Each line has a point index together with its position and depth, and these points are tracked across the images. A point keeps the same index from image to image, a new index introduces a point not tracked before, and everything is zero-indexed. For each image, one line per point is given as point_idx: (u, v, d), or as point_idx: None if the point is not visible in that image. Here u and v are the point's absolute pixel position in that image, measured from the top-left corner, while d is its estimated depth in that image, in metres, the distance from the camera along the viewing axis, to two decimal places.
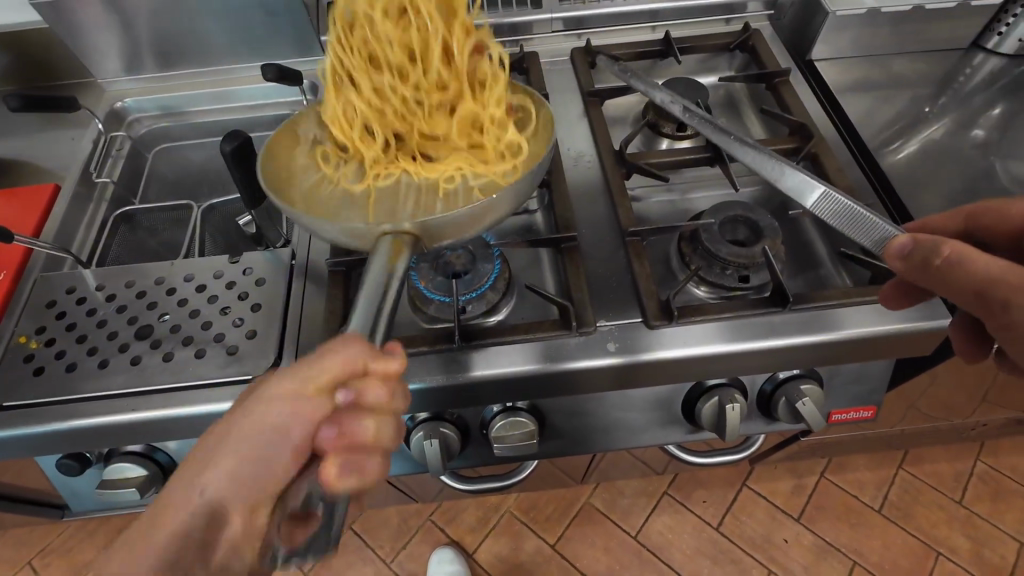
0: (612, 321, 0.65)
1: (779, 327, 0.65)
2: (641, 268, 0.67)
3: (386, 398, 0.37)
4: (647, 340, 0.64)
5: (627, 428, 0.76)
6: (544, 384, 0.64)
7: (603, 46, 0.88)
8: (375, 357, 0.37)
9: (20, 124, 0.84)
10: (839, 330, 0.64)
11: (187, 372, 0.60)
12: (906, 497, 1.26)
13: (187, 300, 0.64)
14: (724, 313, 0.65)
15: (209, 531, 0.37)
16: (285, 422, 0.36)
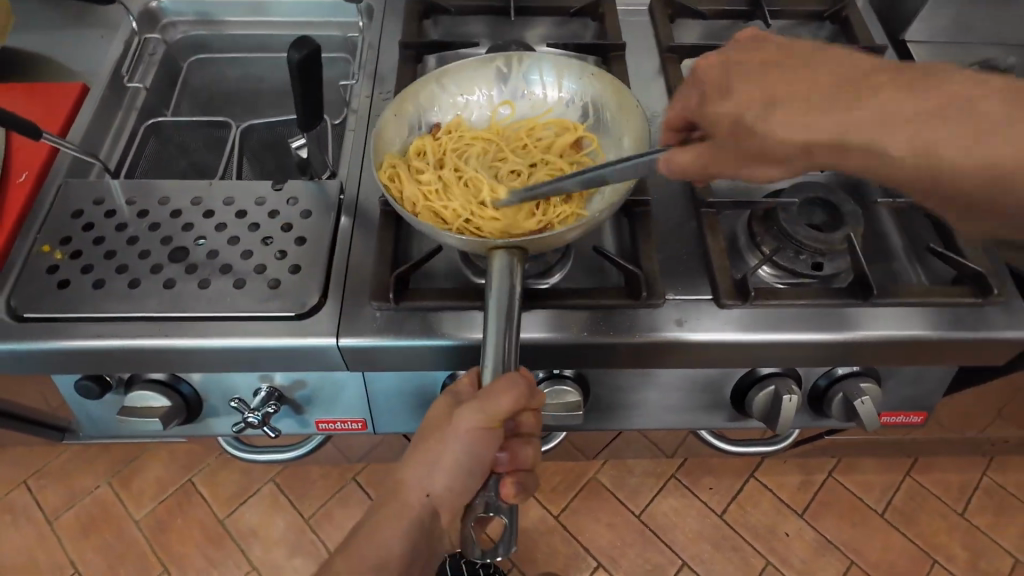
0: (680, 295, 0.61)
1: (852, 319, 0.61)
2: (714, 242, 0.63)
3: (535, 426, 0.49)
4: (714, 318, 0.60)
5: (668, 408, 0.73)
6: (599, 354, 0.60)
7: (685, 0, 0.82)
8: (532, 396, 0.45)
9: (44, 14, 0.76)
10: (913, 329, 0.61)
11: (224, 303, 0.55)
12: (911, 504, 1.26)
13: (226, 225, 0.59)
14: (798, 300, 0.61)
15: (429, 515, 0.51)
16: (471, 453, 0.47)
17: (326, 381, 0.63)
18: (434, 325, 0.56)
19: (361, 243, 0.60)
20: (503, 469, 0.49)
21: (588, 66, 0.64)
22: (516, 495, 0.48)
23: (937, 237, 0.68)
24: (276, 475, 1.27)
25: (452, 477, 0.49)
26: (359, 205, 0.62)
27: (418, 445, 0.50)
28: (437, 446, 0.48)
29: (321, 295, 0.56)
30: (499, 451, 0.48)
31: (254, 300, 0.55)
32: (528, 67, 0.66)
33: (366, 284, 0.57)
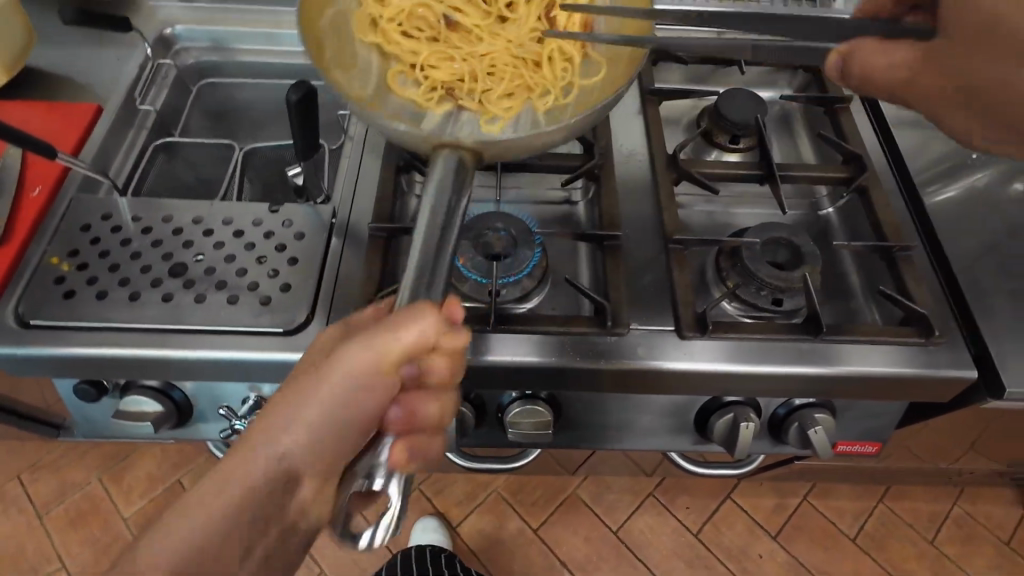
0: (644, 325, 0.65)
1: (806, 354, 0.65)
2: (680, 276, 0.67)
3: (447, 375, 0.45)
4: (676, 348, 0.64)
5: (636, 430, 0.77)
6: (567, 377, 0.64)
7: (668, 44, 0.86)
8: (444, 333, 0.41)
9: (65, 36, 0.81)
10: (863, 366, 0.65)
11: (219, 317, 0.59)
12: (882, 530, 1.29)
13: (224, 243, 0.64)
14: (756, 333, 0.65)
15: (276, 493, 0.40)
16: (354, 390, 0.41)
17: None
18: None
19: (350, 265, 0.64)
20: (395, 429, 0.44)
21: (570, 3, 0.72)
22: (407, 463, 0.42)
23: (891, 279, 0.73)
24: None
25: (313, 451, 0.41)
26: (350, 229, 0.66)
27: (291, 380, 0.43)
28: (312, 381, 0.41)
29: (310, 313, 0.61)
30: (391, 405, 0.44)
31: (246, 316, 0.60)
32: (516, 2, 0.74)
33: (351, 304, 0.62)
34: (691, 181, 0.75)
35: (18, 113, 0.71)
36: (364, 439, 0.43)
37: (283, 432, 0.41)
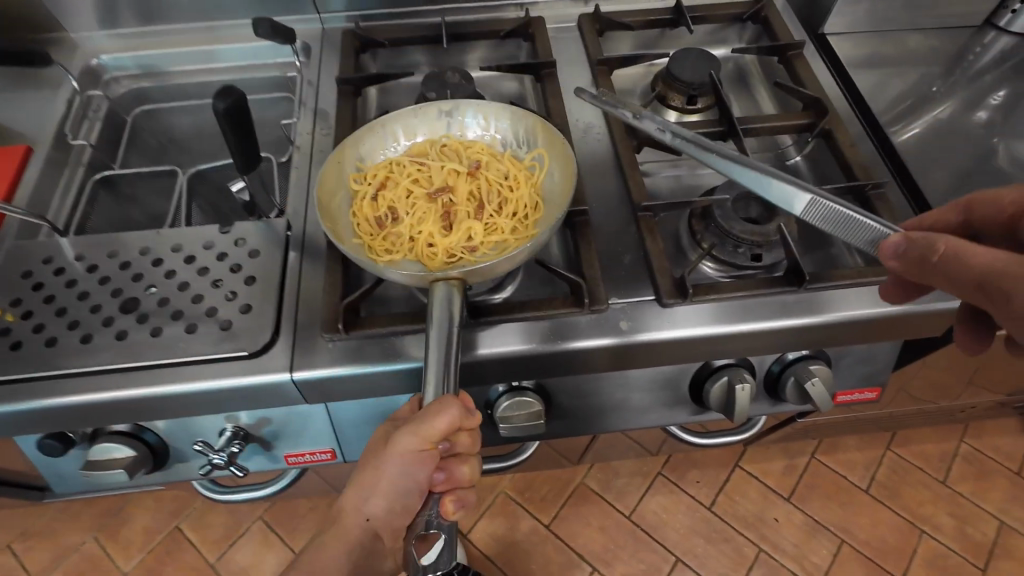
0: (624, 299, 0.63)
1: (791, 306, 0.63)
2: (653, 244, 0.65)
3: (472, 442, 0.50)
4: (658, 317, 0.62)
5: (631, 409, 0.75)
6: (552, 364, 0.62)
7: (613, 13, 0.84)
8: (464, 417, 0.46)
9: None
10: (849, 310, 0.63)
11: (177, 349, 0.56)
12: (894, 478, 1.28)
13: (176, 272, 0.61)
14: (738, 292, 0.63)
15: (374, 543, 0.54)
16: (404, 476, 0.48)
17: (290, 416, 0.64)
18: (395, 349, 0.57)
19: (312, 276, 0.61)
20: (441, 489, 0.49)
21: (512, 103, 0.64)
22: (455, 512, 0.48)
23: None
24: (265, 512, 1.26)
25: (385, 489, 0.49)
26: (307, 240, 0.63)
27: (358, 475, 0.51)
28: (374, 472, 0.49)
29: (274, 332, 0.58)
30: (435, 470, 0.48)
31: (206, 344, 0.57)
32: (449, 117, 0.65)
33: (316, 315, 0.59)
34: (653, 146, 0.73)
35: None
36: (421, 501, 0.50)
37: (365, 489, 0.50)
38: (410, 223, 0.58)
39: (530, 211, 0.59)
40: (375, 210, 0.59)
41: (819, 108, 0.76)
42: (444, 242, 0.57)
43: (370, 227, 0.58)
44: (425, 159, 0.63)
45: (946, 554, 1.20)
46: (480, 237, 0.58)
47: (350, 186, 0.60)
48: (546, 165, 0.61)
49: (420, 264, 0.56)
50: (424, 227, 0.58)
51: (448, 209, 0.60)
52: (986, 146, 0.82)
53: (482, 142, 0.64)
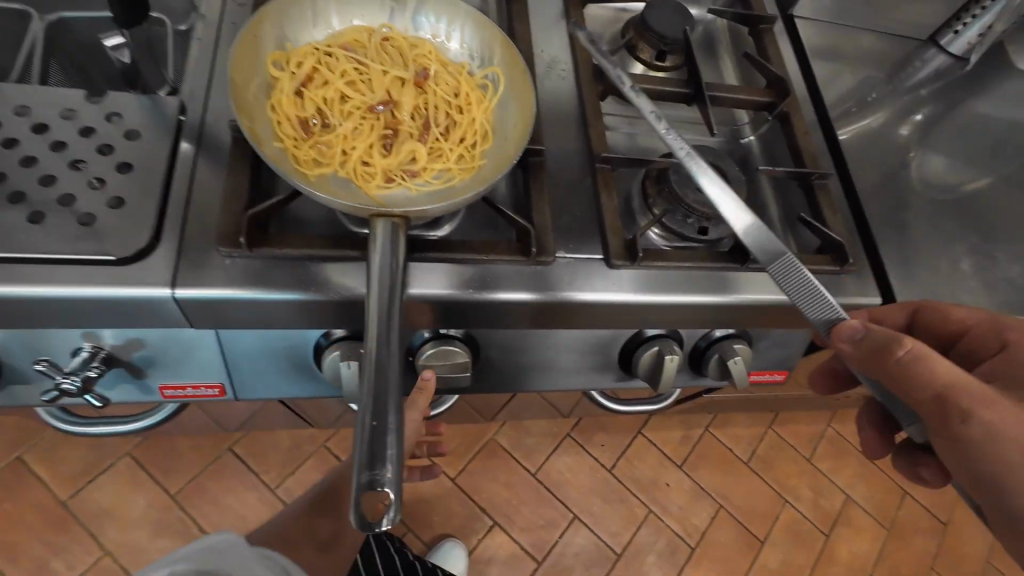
0: (571, 253, 0.59)
1: (732, 283, 0.63)
2: (608, 201, 0.61)
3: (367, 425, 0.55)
4: (603, 278, 0.59)
5: (558, 370, 0.72)
6: (487, 314, 0.57)
7: None
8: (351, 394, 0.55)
9: None
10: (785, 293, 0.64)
11: (12, 239, 0.44)
12: (771, 453, 1.41)
13: (19, 142, 0.47)
14: (681, 263, 0.61)
15: None
16: None
17: (169, 341, 0.54)
18: (307, 276, 0.49)
19: (208, 175, 0.50)
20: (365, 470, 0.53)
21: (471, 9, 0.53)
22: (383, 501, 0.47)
23: (807, 207, 0.72)
24: (134, 449, 1.12)
25: None
26: (207, 130, 0.52)
27: None
28: None
29: (152, 235, 0.47)
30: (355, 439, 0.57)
31: (55, 239, 0.45)
32: (395, 9, 0.53)
33: (213, 223, 0.48)
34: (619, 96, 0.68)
35: None
36: None
37: None
38: (341, 133, 0.49)
39: (478, 145, 0.52)
40: (299, 111, 0.48)
41: (782, 89, 0.74)
42: (382, 161, 0.49)
43: (293, 131, 0.48)
44: (362, 54, 0.52)
45: (801, 521, 1.35)
46: (423, 161, 0.50)
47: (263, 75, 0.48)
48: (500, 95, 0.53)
49: (348, 185, 0.47)
50: (359, 142, 0.49)
51: (386, 121, 0.51)
52: (912, 155, 0.87)
53: (432, 45, 0.54)
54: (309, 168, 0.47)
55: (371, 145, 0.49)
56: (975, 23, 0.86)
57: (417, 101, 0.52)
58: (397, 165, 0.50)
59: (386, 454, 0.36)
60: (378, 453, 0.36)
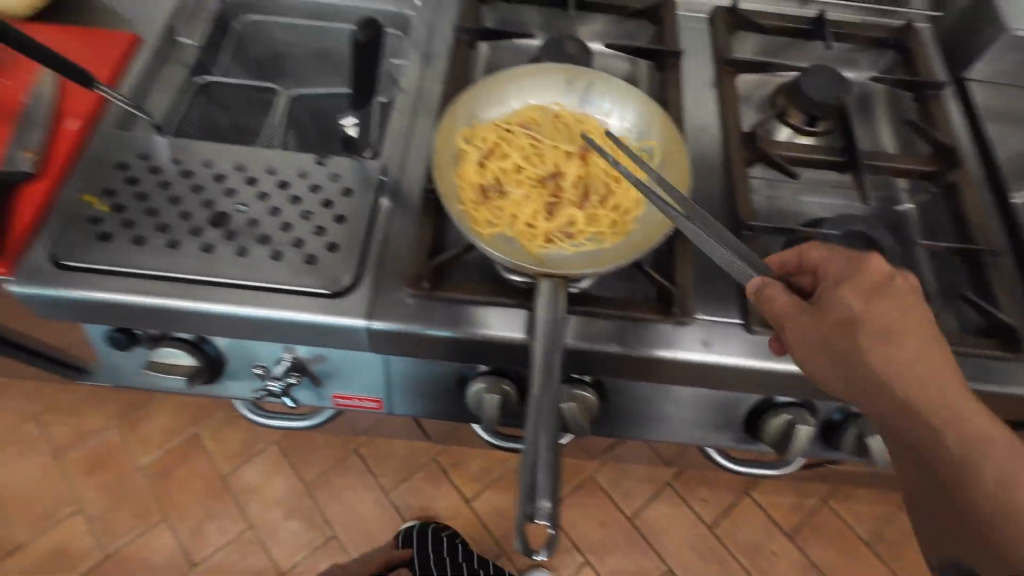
0: (710, 316, 0.61)
1: None
2: None
3: None
4: (743, 343, 0.59)
5: (679, 424, 0.73)
6: (621, 366, 0.60)
7: (749, 13, 0.79)
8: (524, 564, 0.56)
9: None
10: None
11: (258, 272, 0.56)
12: (902, 539, 1.26)
13: (268, 195, 0.60)
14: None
15: None
16: None
17: (348, 360, 0.64)
18: (469, 319, 0.56)
19: (401, 226, 0.60)
20: None
21: (635, 90, 0.59)
22: None
23: (972, 286, 0.67)
24: (280, 437, 1.30)
25: None
26: (402, 188, 0.62)
27: None
28: None
29: (356, 275, 0.57)
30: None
31: (288, 273, 0.56)
32: (569, 89, 0.60)
33: (403, 267, 0.58)
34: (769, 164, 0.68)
35: (51, 41, 0.67)
36: None
37: None
38: (513, 198, 0.56)
39: (633, 211, 0.56)
40: (481, 178, 0.56)
41: (950, 160, 0.71)
42: (546, 225, 0.55)
43: (475, 196, 0.55)
44: (536, 130, 0.59)
45: None
46: (580, 226, 0.55)
47: (458, 147, 0.57)
48: (656, 165, 0.57)
49: (517, 243, 0.54)
50: (528, 206, 0.55)
51: (552, 185, 0.57)
52: None
53: (596, 122, 0.59)
54: (485, 227, 0.54)
55: (539, 208, 0.56)
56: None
57: (580, 171, 0.57)
58: (559, 227, 0.55)
59: (544, 489, 0.41)
60: (537, 487, 0.41)
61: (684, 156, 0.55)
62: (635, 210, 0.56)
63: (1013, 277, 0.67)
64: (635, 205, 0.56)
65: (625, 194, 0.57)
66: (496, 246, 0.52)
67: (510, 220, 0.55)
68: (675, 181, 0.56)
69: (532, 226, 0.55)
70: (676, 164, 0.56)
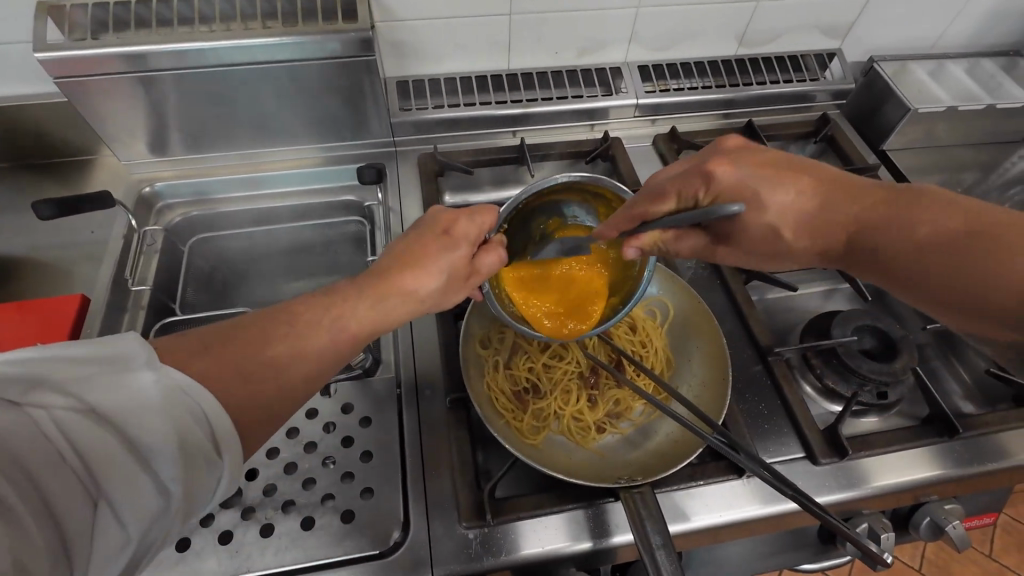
0: (774, 458, 0.56)
1: (939, 459, 0.57)
2: (794, 393, 0.58)
3: None
4: (815, 481, 0.55)
5: (737, 565, 0.65)
6: (701, 536, 0.52)
7: (687, 132, 0.82)
8: None
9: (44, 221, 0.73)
10: (996, 461, 0.57)
11: (295, 552, 0.49)
12: (945, 555, 1.13)
13: (279, 449, 0.54)
14: (894, 446, 0.56)
15: None
16: None
17: None
18: (529, 540, 0.50)
19: (427, 433, 0.55)
20: None
21: None
22: None
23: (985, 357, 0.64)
24: None
25: None
26: (422, 391, 0.58)
27: None
28: None
29: (406, 515, 0.51)
30: None
31: (327, 544, 0.49)
32: None
33: (451, 496, 0.52)
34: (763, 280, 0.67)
35: None
36: None
37: None
38: (553, 397, 0.58)
39: (665, 368, 0.61)
40: (513, 383, 0.60)
41: None
42: (591, 414, 0.57)
43: (520, 411, 0.57)
44: None
45: None
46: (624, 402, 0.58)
47: (491, 378, 0.59)
48: (654, 305, 0.64)
49: (570, 448, 0.55)
50: (569, 400, 0.58)
51: (577, 377, 0.60)
52: None
53: None
54: (536, 435, 0.55)
55: (580, 395, 0.58)
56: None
57: (602, 349, 0.61)
58: (611, 417, 0.58)
59: None
60: None
61: (677, 313, 0.62)
62: (666, 359, 0.61)
63: None
64: (657, 363, 0.61)
65: (640, 351, 0.61)
66: (567, 464, 0.52)
67: (568, 422, 0.57)
68: (695, 329, 0.60)
69: (581, 419, 0.57)
70: (681, 311, 0.61)
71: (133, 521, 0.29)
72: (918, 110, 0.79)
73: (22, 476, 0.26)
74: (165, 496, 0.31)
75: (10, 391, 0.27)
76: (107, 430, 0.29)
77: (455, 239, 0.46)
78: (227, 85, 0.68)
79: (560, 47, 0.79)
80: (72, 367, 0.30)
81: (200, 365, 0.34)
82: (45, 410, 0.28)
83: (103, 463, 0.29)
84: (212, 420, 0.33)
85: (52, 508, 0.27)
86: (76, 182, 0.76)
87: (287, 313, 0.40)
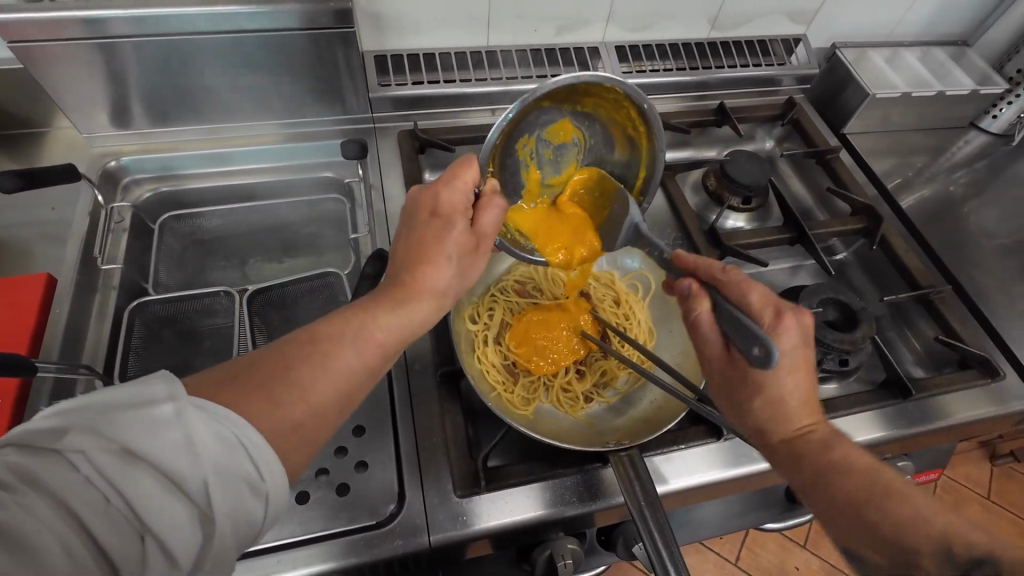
0: None
1: (893, 419, 0.62)
2: None
3: None
4: None
5: (711, 525, 0.69)
6: (682, 496, 0.56)
7: (663, 113, 0.84)
8: None
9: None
10: (943, 420, 0.62)
11: (291, 527, 0.49)
12: None
13: None
14: (855, 408, 0.61)
15: None
16: None
17: None
18: (520, 507, 0.52)
19: (419, 408, 0.56)
20: None
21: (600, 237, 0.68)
22: None
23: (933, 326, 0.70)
24: None
25: None
26: (412, 367, 0.59)
27: None
28: None
29: (400, 486, 0.52)
30: None
31: (322, 517, 0.50)
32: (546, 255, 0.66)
33: (444, 467, 0.53)
34: (735, 256, 0.71)
35: None
36: None
37: None
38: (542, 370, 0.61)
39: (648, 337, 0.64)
40: (501, 357, 0.62)
41: (872, 215, 0.74)
42: (578, 385, 0.60)
43: (511, 384, 0.60)
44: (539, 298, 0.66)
45: None
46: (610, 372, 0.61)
47: (480, 353, 0.61)
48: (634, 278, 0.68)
49: (559, 416, 0.58)
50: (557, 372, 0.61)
51: None
52: (997, 238, 0.84)
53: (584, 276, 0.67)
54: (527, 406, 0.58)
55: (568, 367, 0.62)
56: (1011, 107, 0.90)
57: None
58: (597, 386, 0.61)
59: None
60: None
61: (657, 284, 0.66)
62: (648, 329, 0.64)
63: (960, 308, 0.70)
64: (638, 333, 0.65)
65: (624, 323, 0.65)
66: (557, 431, 0.55)
67: (556, 392, 0.60)
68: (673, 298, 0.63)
69: (569, 391, 0.60)
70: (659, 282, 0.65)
71: (177, 552, 0.30)
72: (876, 95, 0.84)
73: (66, 514, 0.27)
74: (208, 519, 0.31)
75: (42, 441, 0.28)
76: (141, 467, 0.29)
77: (444, 217, 0.45)
78: (197, 57, 0.65)
79: (540, 24, 0.79)
80: (98, 411, 0.30)
81: (225, 397, 0.34)
82: (79, 453, 0.28)
83: (139, 497, 0.29)
84: (244, 444, 0.32)
85: (99, 546, 0.28)
86: (30, 155, 0.72)
87: (303, 337, 0.39)
